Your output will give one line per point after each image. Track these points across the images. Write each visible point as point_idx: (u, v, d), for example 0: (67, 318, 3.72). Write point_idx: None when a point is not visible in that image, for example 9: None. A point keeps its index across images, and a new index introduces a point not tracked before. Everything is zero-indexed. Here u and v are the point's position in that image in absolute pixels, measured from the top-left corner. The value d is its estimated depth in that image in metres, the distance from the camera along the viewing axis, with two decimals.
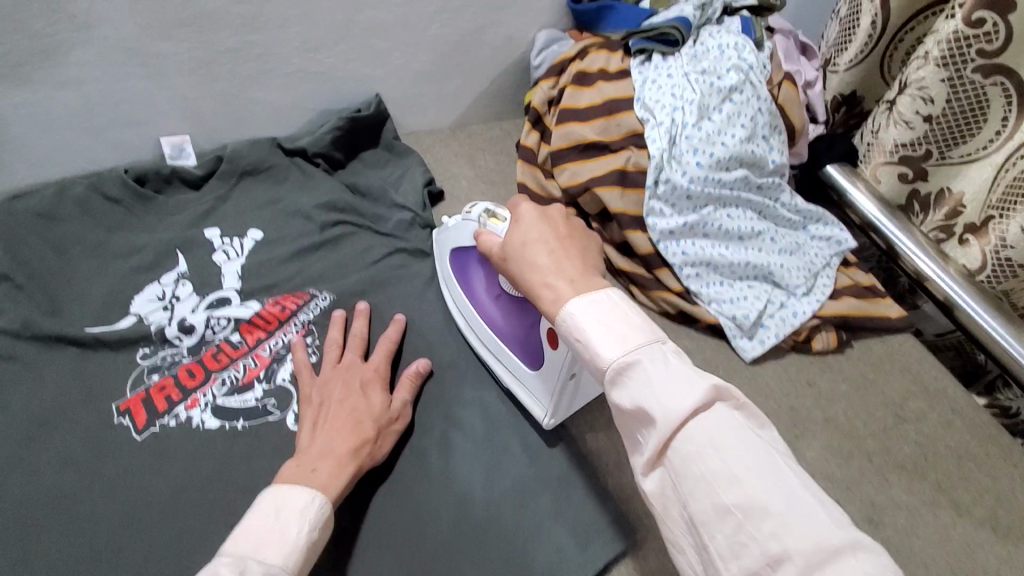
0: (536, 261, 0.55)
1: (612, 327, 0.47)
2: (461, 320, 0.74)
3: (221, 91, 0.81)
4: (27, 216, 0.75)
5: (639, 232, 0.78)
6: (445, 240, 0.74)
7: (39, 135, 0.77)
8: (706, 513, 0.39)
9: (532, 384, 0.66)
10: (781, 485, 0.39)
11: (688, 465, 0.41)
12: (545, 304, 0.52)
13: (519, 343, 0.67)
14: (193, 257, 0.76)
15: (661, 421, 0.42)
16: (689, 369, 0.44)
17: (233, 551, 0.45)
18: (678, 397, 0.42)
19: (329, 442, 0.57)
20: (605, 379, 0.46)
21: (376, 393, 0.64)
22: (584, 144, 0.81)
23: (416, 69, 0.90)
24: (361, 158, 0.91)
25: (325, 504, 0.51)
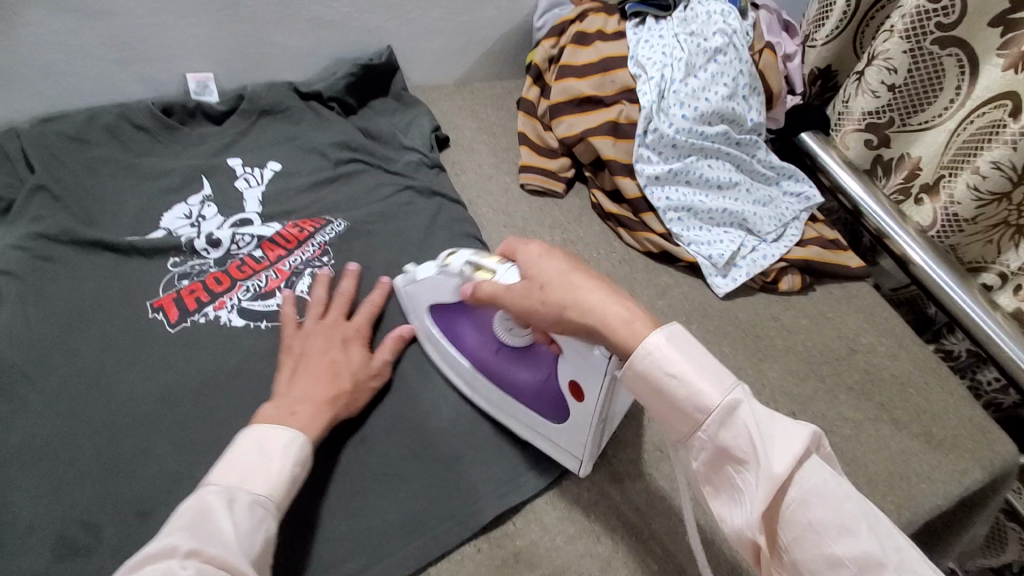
0: (585, 286, 0.54)
1: (710, 372, 0.48)
2: (457, 378, 0.69)
3: (244, 32, 0.87)
4: (61, 138, 0.80)
5: (627, 178, 0.86)
6: (420, 296, 0.69)
7: (73, 63, 0.82)
8: (821, 556, 0.44)
9: (557, 436, 0.63)
10: (882, 531, 0.44)
11: (800, 513, 0.45)
12: (619, 334, 0.51)
13: (534, 395, 0.64)
14: (217, 183, 0.82)
15: (774, 469, 0.45)
16: (783, 423, 0.48)
17: (220, 480, 0.49)
18: (787, 450, 0.46)
19: (307, 391, 0.60)
20: (705, 423, 0.48)
21: (356, 349, 0.67)
22: (581, 99, 0.89)
23: (426, 24, 0.96)
24: (372, 105, 0.97)
25: (306, 443, 0.55)
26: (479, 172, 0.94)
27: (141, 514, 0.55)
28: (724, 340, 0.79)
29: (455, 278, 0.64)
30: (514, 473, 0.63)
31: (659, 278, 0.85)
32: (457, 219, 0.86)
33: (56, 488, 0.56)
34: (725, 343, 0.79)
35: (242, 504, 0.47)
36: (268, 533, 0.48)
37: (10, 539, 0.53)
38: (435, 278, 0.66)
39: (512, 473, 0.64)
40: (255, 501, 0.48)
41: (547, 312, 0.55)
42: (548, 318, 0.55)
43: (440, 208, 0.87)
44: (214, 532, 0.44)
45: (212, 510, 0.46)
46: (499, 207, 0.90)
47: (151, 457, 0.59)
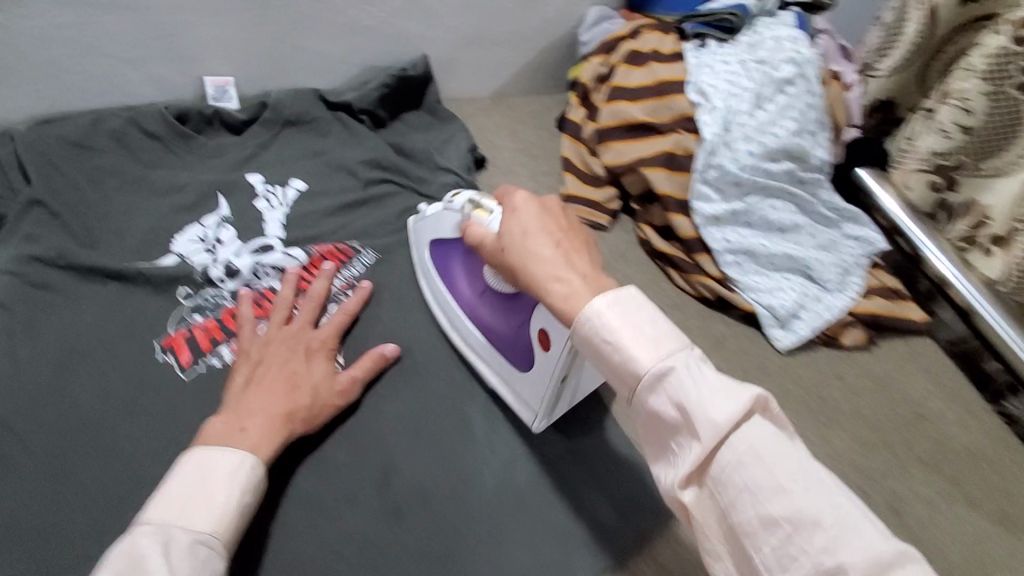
0: (539, 253, 0.49)
1: (645, 334, 0.42)
2: (443, 318, 0.70)
3: (270, 35, 0.79)
4: (62, 144, 0.72)
5: (682, 216, 0.77)
6: (424, 229, 0.70)
7: (79, 61, 0.73)
8: (753, 522, 0.37)
9: (520, 386, 0.63)
10: (826, 494, 0.36)
11: (734, 477, 0.38)
12: (557, 303, 0.46)
13: (505, 343, 0.64)
14: (236, 202, 0.74)
15: (704, 430, 0.39)
16: (722, 380, 0.41)
17: (153, 519, 0.42)
18: (721, 408, 0.39)
19: (262, 403, 0.54)
20: (638, 387, 0.42)
21: (321, 363, 0.61)
22: (631, 125, 0.81)
23: (465, 32, 0.88)
24: (404, 118, 0.89)
25: (257, 466, 0.49)
26: None
27: None
28: (785, 403, 0.73)
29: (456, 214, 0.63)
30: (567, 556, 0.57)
31: (715, 327, 0.78)
32: None
33: (50, 567, 0.49)
34: (786, 406, 0.73)
35: (181, 547, 0.41)
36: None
37: None
38: (441, 214, 0.66)
39: (565, 556, 0.57)
40: (197, 540, 0.42)
41: (509, 262, 0.51)
42: (511, 279, 0.52)
43: None
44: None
45: (145, 556, 0.39)
46: None
47: None
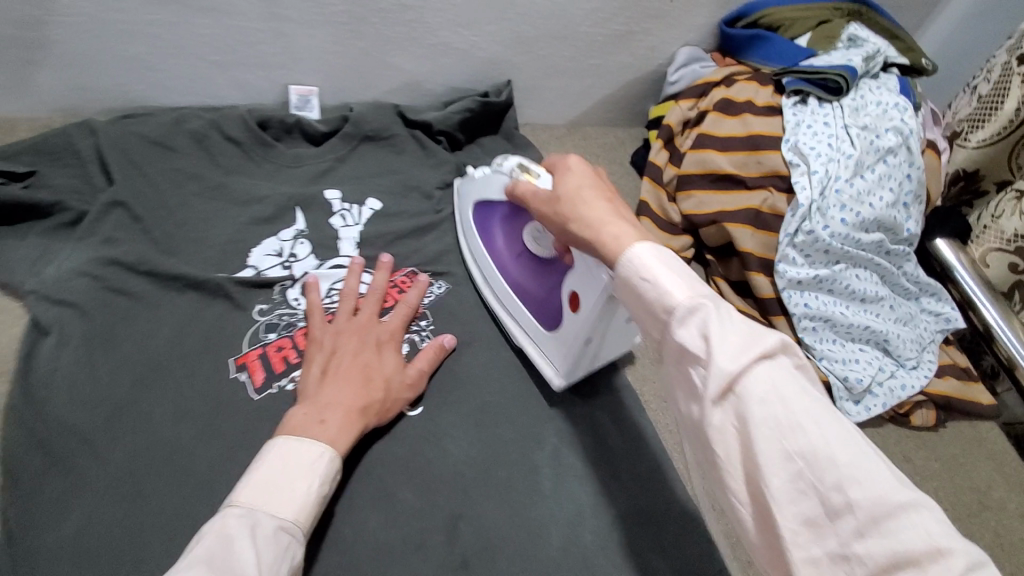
0: (591, 201, 0.47)
1: (674, 273, 0.38)
2: (477, 276, 0.73)
3: (361, 50, 0.77)
4: (144, 144, 0.70)
5: (762, 276, 0.76)
6: (471, 190, 0.74)
7: (169, 61, 0.72)
8: (769, 458, 0.32)
9: (548, 345, 0.67)
10: (847, 436, 0.32)
11: (754, 414, 0.33)
12: (604, 244, 0.43)
13: (539, 303, 0.68)
14: (312, 218, 0.73)
15: (723, 365, 0.34)
16: (750, 322, 0.37)
17: (243, 502, 0.43)
18: (742, 346, 0.35)
19: (336, 394, 0.55)
20: (664, 321, 0.38)
21: (389, 355, 0.61)
22: (718, 175, 0.78)
23: (553, 62, 0.86)
24: (481, 142, 0.88)
25: (334, 458, 0.49)
26: None
27: None
28: None
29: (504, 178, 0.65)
30: None
31: None
32: None
33: None
34: None
35: (268, 531, 0.42)
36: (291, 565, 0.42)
37: None
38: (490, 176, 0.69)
39: None
40: (280, 527, 0.43)
41: (560, 214, 0.49)
42: (560, 230, 0.50)
43: None
44: (232, 565, 0.38)
45: (235, 544, 0.40)
46: None
47: None
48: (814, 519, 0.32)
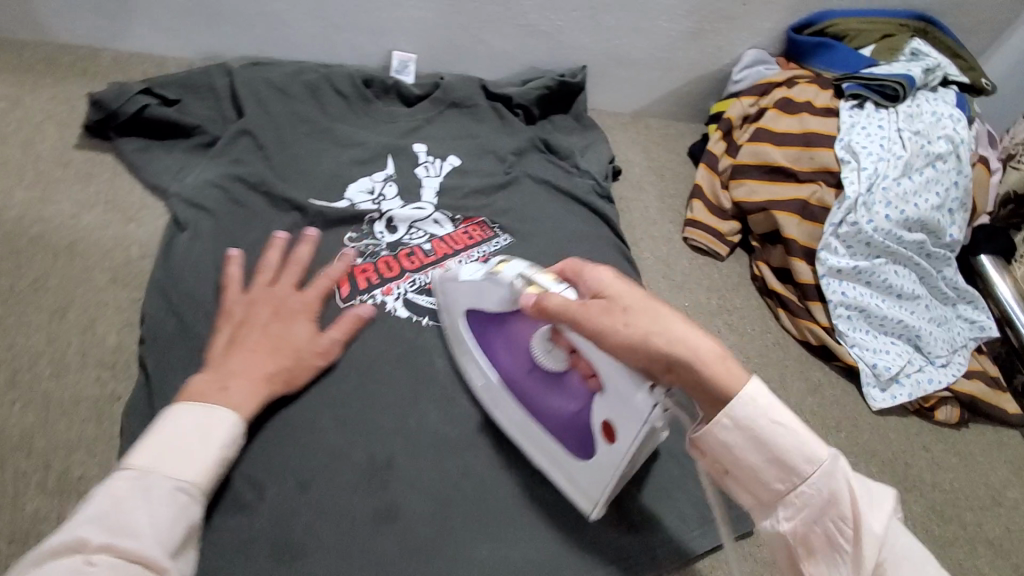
0: (663, 321, 0.43)
1: (802, 430, 0.40)
2: (481, 388, 0.64)
3: (461, 25, 0.87)
4: (268, 87, 0.81)
5: (803, 262, 0.81)
6: (458, 297, 0.63)
7: (299, 19, 0.84)
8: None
9: (577, 475, 0.58)
10: None
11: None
12: (704, 377, 0.41)
13: (559, 424, 0.58)
14: (401, 165, 0.82)
15: (871, 534, 0.38)
16: (867, 479, 0.41)
17: (138, 464, 0.44)
18: (879, 509, 0.39)
19: (243, 363, 0.57)
20: (796, 479, 0.40)
21: (302, 326, 0.63)
22: (770, 167, 0.84)
23: (628, 52, 0.94)
24: (553, 119, 0.96)
25: (237, 422, 0.51)
26: (645, 216, 0.92)
27: (303, 488, 0.57)
28: (868, 459, 0.76)
29: (504, 290, 0.56)
30: (652, 544, 0.60)
31: (811, 373, 0.82)
32: (621, 255, 0.84)
33: None
34: (868, 461, 0.76)
35: (162, 492, 0.43)
36: (191, 522, 0.44)
37: None
38: (481, 285, 0.59)
39: (651, 543, 0.60)
40: (176, 488, 0.44)
41: (623, 337, 0.44)
42: (623, 351, 0.44)
43: (608, 241, 0.84)
44: (126, 524, 0.40)
45: (125, 505, 0.41)
46: (660, 255, 0.88)
47: (316, 431, 0.60)
48: None
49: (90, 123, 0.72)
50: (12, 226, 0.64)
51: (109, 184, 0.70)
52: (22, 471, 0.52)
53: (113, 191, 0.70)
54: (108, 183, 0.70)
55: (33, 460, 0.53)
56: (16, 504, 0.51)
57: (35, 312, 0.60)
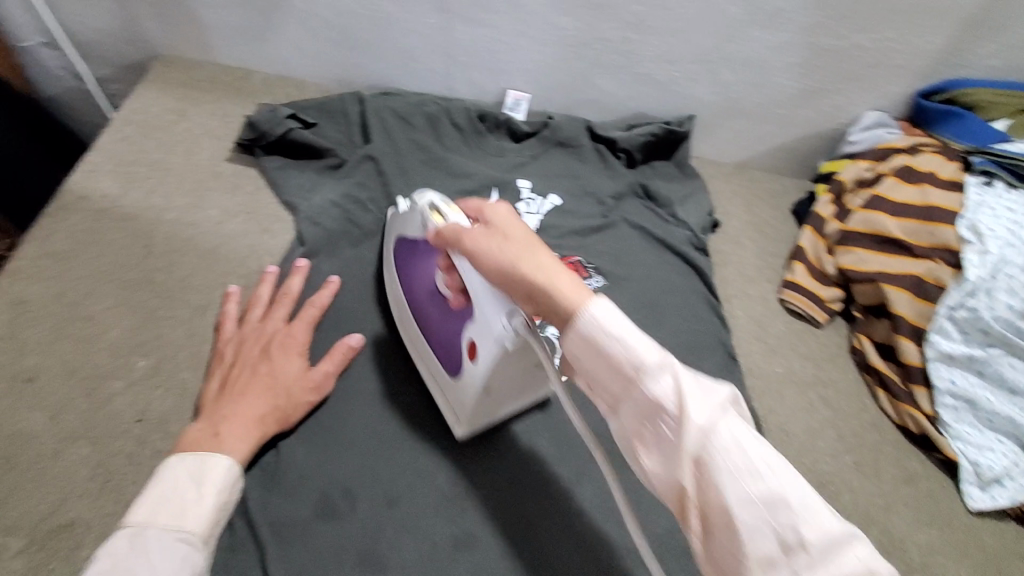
0: (530, 250, 0.48)
1: (633, 333, 0.41)
2: (395, 311, 0.71)
3: (576, 70, 0.90)
4: (393, 116, 0.87)
5: (911, 342, 0.77)
6: (399, 226, 0.70)
7: (428, 56, 0.89)
8: (730, 502, 0.36)
9: (451, 393, 0.63)
10: (794, 478, 0.37)
11: (718, 466, 0.37)
12: (556, 297, 0.45)
13: (439, 343, 0.63)
14: (504, 199, 0.86)
15: (693, 422, 0.38)
16: (704, 379, 0.41)
17: (136, 520, 0.49)
18: (706, 401, 0.39)
19: (235, 407, 0.58)
20: (630, 382, 0.41)
21: (293, 361, 0.63)
22: (884, 238, 0.81)
23: (739, 105, 0.93)
24: (655, 165, 0.96)
25: (232, 467, 0.54)
26: (741, 273, 0.91)
27: (389, 504, 0.60)
28: (962, 564, 0.70)
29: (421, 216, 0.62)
30: None
31: (905, 460, 0.77)
32: (712, 310, 0.83)
33: (329, 444, 0.62)
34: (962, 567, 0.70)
35: (158, 545, 0.48)
36: (196, 566, 0.49)
37: (286, 479, 0.60)
38: (412, 213, 0.65)
39: None
40: (177, 538, 0.49)
41: (488, 258, 0.50)
42: (489, 269, 0.50)
43: (700, 294, 0.84)
44: None
45: (126, 561, 0.46)
46: (752, 315, 0.87)
47: (406, 449, 0.64)
48: (774, 559, 0.35)
49: (241, 140, 0.80)
50: (171, 227, 0.73)
51: (252, 196, 0.79)
52: (158, 450, 0.59)
53: (252, 203, 0.78)
54: (250, 195, 0.79)
55: (167, 442, 0.59)
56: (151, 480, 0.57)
57: (181, 308, 0.68)
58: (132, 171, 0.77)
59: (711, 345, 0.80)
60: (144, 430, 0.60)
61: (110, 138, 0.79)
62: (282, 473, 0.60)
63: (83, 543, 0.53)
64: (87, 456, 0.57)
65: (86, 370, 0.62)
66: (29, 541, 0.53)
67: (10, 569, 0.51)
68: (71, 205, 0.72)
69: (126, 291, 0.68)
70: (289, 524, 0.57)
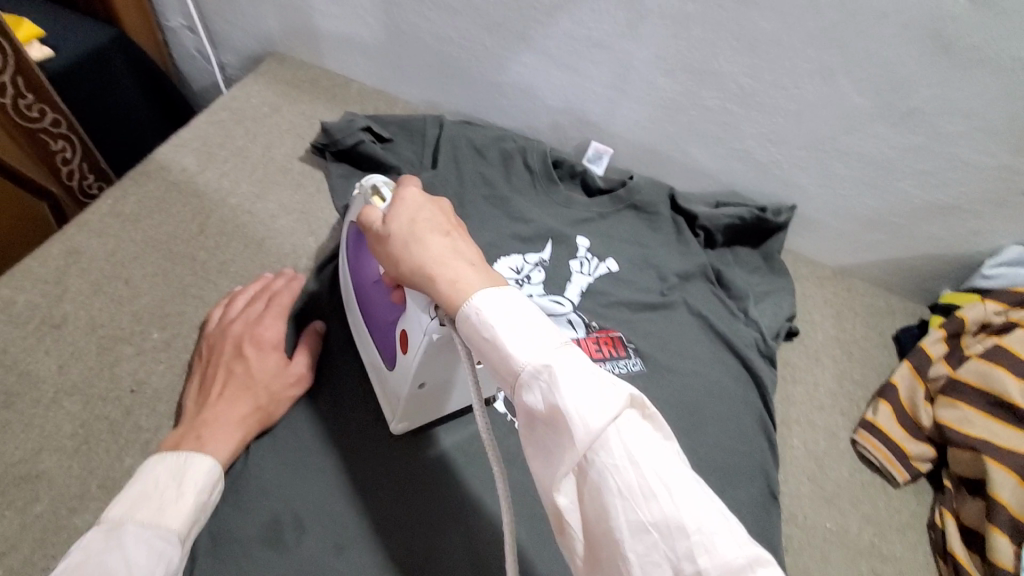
0: (425, 240, 0.48)
1: (523, 332, 0.41)
2: (344, 294, 0.68)
3: (667, 134, 0.83)
4: (467, 146, 0.85)
5: (1006, 539, 0.59)
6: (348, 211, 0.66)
7: (517, 94, 0.87)
8: (621, 526, 0.35)
9: (387, 386, 0.60)
10: (687, 488, 0.36)
11: (606, 483, 0.36)
12: (441, 291, 0.45)
13: (380, 332, 0.61)
14: (557, 253, 0.80)
15: (584, 431, 0.37)
16: (598, 374, 0.39)
17: (109, 519, 0.45)
18: (597, 408, 0.37)
19: (218, 410, 0.56)
20: (518, 387, 0.41)
21: (271, 356, 0.61)
22: (1001, 401, 0.65)
23: (850, 205, 0.81)
24: (735, 250, 0.86)
25: (214, 465, 0.51)
26: (809, 395, 0.78)
27: (336, 551, 0.55)
28: None
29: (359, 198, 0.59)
30: None
31: None
32: (762, 431, 0.71)
33: (297, 466, 0.59)
34: None
35: (135, 541, 0.44)
36: (172, 565, 0.45)
37: (243, 491, 0.56)
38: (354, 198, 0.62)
39: None
40: (156, 535, 0.45)
41: (391, 251, 0.49)
42: (391, 266, 0.50)
43: (751, 407, 0.72)
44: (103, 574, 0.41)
45: (99, 557, 0.42)
46: (812, 448, 0.73)
47: (373, 494, 0.58)
48: None
49: (315, 143, 0.82)
50: (228, 212, 0.76)
51: (311, 197, 0.80)
52: (139, 425, 0.59)
53: (308, 204, 0.79)
54: (309, 196, 0.80)
55: (150, 420, 0.59)
56: (121, 454, 0.57)
57: (209, 291, 0.69)
58: (213, 152, 0.81)
59: (750, 472, 0.68)
60: (134, 401, 0.60)
61: (204, 118, 0.84)
62: (243, 485, 0.57)
63: (40, 500, 0.53)
64: (75, 413, 0.58)
65: (107, 328, 0.64)
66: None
67: None
68: (150, 172, 0.77)
69: (167, 263, 0.70)
70: (230, 540, 0.54)
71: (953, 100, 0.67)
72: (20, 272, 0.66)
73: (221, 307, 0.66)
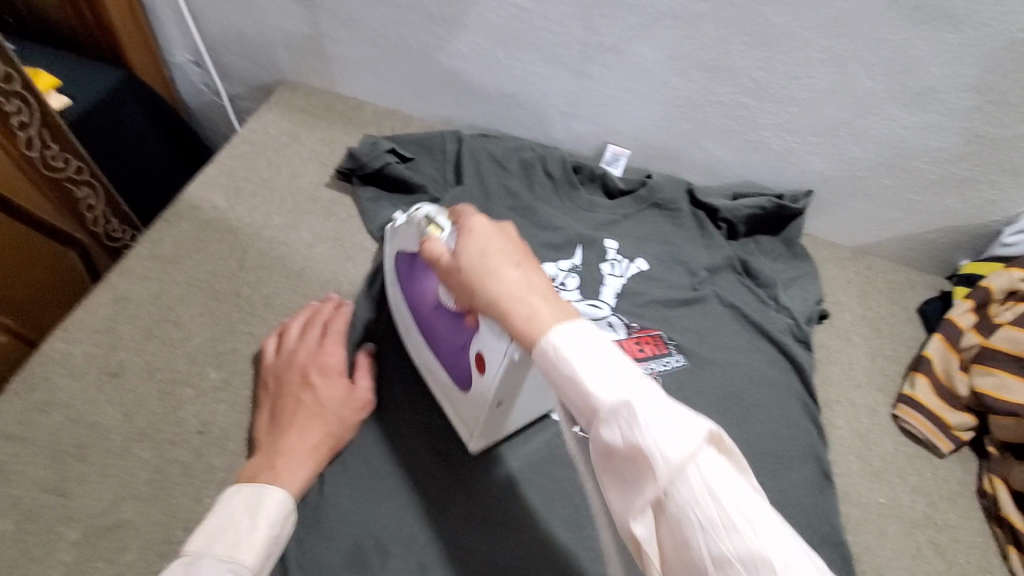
0: (498, 274, 0.46)
1: (598, 363, 0.40)
2: (399, 320, 0.69)
3: (684, 132, 0.85)
4: (487, 158, 0.86)
5: None
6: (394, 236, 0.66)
7: (531, 104, 0.88)
8: (707, 564, 0.34)
9: (460, 407, 0.62)
10: (786, 534, 0.34)
11: (688, 517, 0.35)
12: (517, 327, 0.44)
13: (447, 356, 0.62)
14: (589, 257, 0.82)
15: (663, 467, 0.36)
16: (677, 408, 0.38)
17: (192, 552, 0.48)
18: (680, 443, 0.36)
19: (290, 440, 0.58)
20: (594, 420, 0.39)
21: (335, 383, 0.63)
22: None
23: (867, 186, 0.83)
24: (758, 239, 0.88)
25: (284, 497, 0.53)
26: (846, 374, 0.80)
27: (421, 572, 0.56)
28: None
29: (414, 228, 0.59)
30: None
31: None
32: (807, 415, 0.73)
33: (370, 491, 0.60)
34: None
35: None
36: None
37: (322, 521, 0.58)
38: (405, 227, 0.61)
39: None
40: (230, 570, 0.48)
41: (463, 284, 0.48)
42: (464, 299, 0.49)
43: (793, 391, 0.74)
44: None
45: None
46: (856, 426, 0.76)
47: (446, 512, 0.59)
48: None
49: (341, 169, 0.83)
50: (264, 245, 0.76)
51: (342, 222, 0.80)
52: (211, 466, 0.60)
53: (340, 230, 0.80)
54: (340, 222, 0.81)
55: (221, 459, 0.60)
56: (199, 495, 0.58)
57: (257, 325, 0.70)
58: (240, 187, 0.81)
59: (802, 456, 0.70)
60: (203, 442, 0.61)
61: (227, 154, 0.85)
62: (320, 514, 0.58)
63: (128, 548, 0.54)
64: (148, 459, 0.59)
65: (165, 372, 0.65)
66: (84, 534, 0.55)
67: (63, 558, 0.53)
68: (181, 212, 0.77)
69: (212, 301, 0.71)
70: (319, 570, 0.55)
71: (965, 77, 0.69)
72: (72, 324, 0.66)
73: (274, 337, 0.67)
